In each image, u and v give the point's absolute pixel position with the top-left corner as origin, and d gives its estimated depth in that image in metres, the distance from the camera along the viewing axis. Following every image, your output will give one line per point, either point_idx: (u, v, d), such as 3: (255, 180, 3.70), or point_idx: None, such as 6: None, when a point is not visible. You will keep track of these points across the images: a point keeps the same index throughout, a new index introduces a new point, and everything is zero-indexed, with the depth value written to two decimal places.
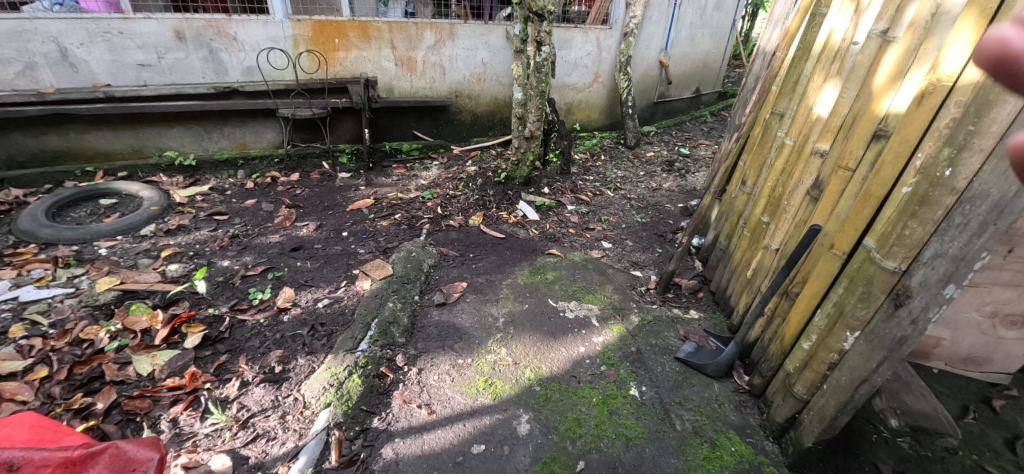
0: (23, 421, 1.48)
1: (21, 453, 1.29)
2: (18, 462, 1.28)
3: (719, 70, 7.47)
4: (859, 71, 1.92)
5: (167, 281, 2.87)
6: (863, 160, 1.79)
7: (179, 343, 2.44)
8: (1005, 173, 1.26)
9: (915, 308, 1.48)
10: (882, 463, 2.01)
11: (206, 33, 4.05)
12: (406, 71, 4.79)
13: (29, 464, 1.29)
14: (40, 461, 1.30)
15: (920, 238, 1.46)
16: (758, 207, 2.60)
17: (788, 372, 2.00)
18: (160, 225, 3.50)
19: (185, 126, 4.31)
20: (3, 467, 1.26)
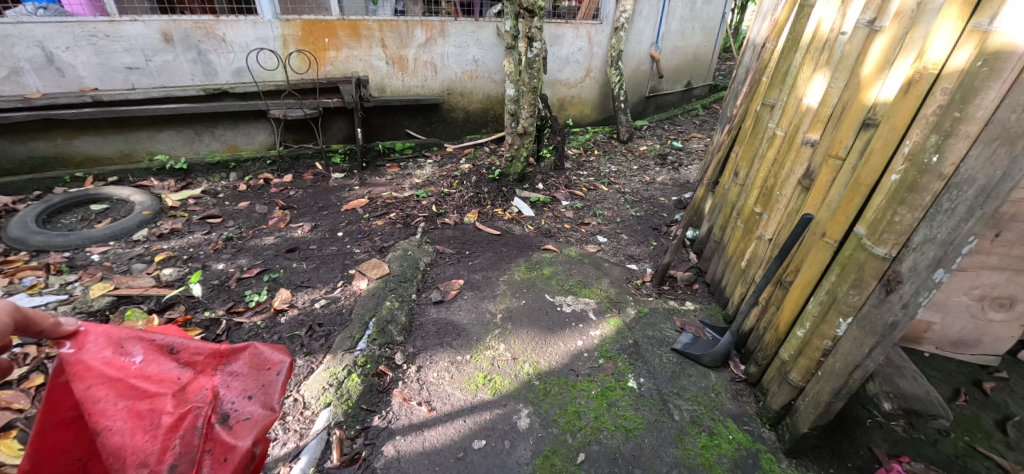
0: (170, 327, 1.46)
1: (182, 339, 1.36)
2: (179, 347, 1.35)
3: (710, 63, 7.51)
4: (847, 61, 1.94)
5: (162, 286, 2.86)
6: (853, 149, 1.81)
7: None
8: (991, 157, 1.29)
9: (905, 293, 1.50)
10: (877, 447, 2.05)
11: (194, 35, 4.01)
12: (397, 69, 4.77)
13: (187, 349, 1.35)
14: (195, 349, 1.36)
15: (910, 224, 1.48)
16: (751, 198, 2.63)
17: (782, 360, 2.03)
18: (153, 229, 3.48)
19: (176, 129, 4.28)
20: (166, 349, 1.33)
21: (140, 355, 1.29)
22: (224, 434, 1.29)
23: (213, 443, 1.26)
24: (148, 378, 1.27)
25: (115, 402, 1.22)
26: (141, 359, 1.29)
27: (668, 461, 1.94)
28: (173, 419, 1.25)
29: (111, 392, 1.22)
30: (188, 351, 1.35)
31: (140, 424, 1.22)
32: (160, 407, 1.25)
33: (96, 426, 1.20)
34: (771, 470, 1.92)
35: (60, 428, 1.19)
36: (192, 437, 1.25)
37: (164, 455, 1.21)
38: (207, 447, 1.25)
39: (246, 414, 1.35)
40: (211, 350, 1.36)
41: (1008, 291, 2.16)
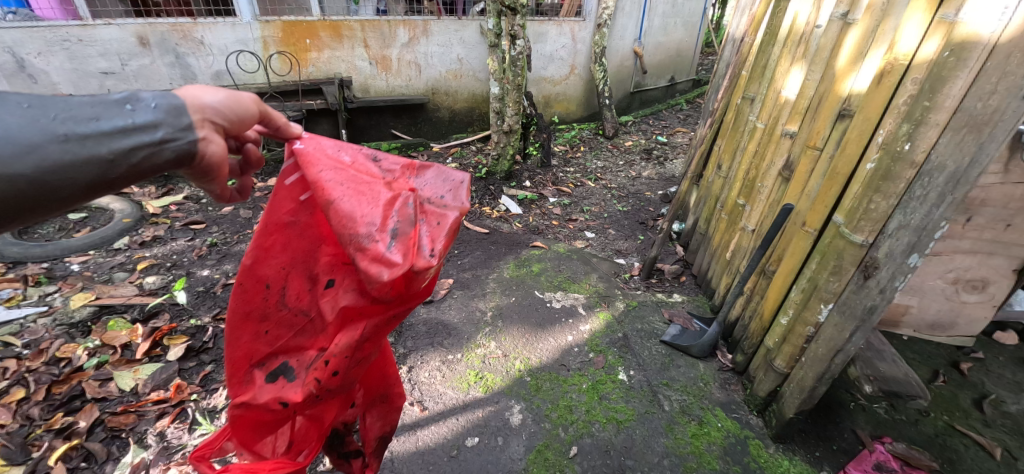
0: None
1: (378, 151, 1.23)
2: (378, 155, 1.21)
3: (693, 58, 7.58)
4: (823, 54, 1.99)
5: (145, 294, 2.81)
6: (830, 140, 1.85)
7: (162, 356, 2.40)
8: (959, 144, 1.33)
9: (882, 278, 1.55)
10: (860, 429, 2.11)
11: (171, 38, 3.95)
12: (381, 69, 4.74)
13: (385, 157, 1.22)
14: (394, 155, 1.22)
15: (885, 211, 1.53)
16: (734, 190, 2.67)
17: (768, 348, 2.07)
18: (134, 237, 3.42)
19: None
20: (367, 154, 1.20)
21: (347, 154, 1.14)
22: (437, 212, 1.09)
23: (426, 220, 1.08)
24: (362, 165, 1.13)
25: (328, 174, 1.07)
26: (352, 153, 1.14)
27: (659, 451, 1.98)
28: (388, 194, 1.08)
29: (335, 168, 1.08)
30: (388, 159, 1.18)
31: (362, 191, 1.06)
32: (372, 187, 1.08)
33: (324, 196, 1.05)
34: (759, 456, 1.97)
35: (278, 227, 1.13)
36: (405, 208, 1.06)
37: (384, 220, 1.03)
38: (420, 222, 1.06)
39: (455, 198, 1.13)
40: (407, 159, 1.18)
41: (980, 274, 2.20)
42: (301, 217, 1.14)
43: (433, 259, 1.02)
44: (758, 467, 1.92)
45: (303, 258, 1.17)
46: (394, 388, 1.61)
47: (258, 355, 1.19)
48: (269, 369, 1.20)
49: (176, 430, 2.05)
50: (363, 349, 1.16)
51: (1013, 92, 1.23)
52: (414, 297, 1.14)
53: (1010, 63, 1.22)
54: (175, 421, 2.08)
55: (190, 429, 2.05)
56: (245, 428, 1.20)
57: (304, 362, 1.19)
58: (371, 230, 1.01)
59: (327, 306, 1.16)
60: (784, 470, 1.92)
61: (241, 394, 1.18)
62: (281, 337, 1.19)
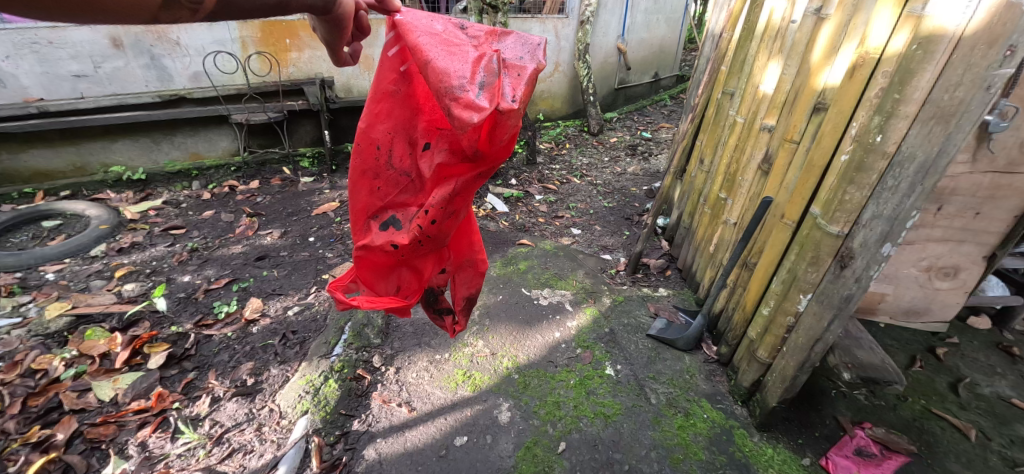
0: None
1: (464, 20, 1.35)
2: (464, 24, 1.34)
3: (676, 54, 7.64)
4: (798, 48, 2.02)
5: (124, 302, 2.75)
6: (806, 133, 1.88)
7: (142, 365, 2.35)
8: (928, 135, 1.36)
9: (858, 268, 1.59)
10: (841, 416, 2.16)
11: (145, 39, 3.86)
12: (363, 69, 4.69)
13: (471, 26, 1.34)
14: (478, 25, 1.33)
15: (859, 202, 1.56)
16: (716, 184, 2.71)
17: (750, 339, 2.11)
18: (111, 244, 3.34)
19: (131, 138, 4.11)
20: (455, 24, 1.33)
21: (439, 23, 1.31)
22: (516, 66, 1.23)
23: (508, 73, 1.22)
24: (451, 31, 1.29)
25: (424, 39, 1.24)
26: (442, 23, 1.32)
27: (647, 444, 2.00)
28: (474, 54, 1.23)
29: (430, 38, 1.25)
30: (473, 26, 1.32)
31: (453, 52, 1.23)
32: (461, 48, 1.24)
33: (421, 57, 1.22)
34: (744, 445, 2.00)
35: (385, 96, 1.38)
36: (490, 64, 1.21)
37: (472, 75, 1.18)
38: (502, 75, 1.21)
39: (533, 55, 1.25)
40: (490, 25, 1.31)
41: (952, 261, 2.25)
42: (402, 87, 1.39)
43: (514, 104, 1.17)
44: (743, 456, 1.96)
45: (405, 124, 1.43)
46: (478, 254, 1.78)
47: (374, 207, 1.49)
48: (382, 218, 1.51)
49: (159, 440, 2.01)
50: (454, 199, 1.41)
51: (978, 83, 1.26)
52: (496, 154, 1.33)
53: (974, 55, 1.25)
54: (156, 431, 2.05)
55: (172, 438, 2.02)
56: (369, 262, 1.56)
57: (409, 213, 1.48)
58: (462, 82, 1.17)
59: (424, 165, 1.42)
60: (768, 458, 1.95)
61: (365, 235, 1.51)
62: (390, 192, 1.48)
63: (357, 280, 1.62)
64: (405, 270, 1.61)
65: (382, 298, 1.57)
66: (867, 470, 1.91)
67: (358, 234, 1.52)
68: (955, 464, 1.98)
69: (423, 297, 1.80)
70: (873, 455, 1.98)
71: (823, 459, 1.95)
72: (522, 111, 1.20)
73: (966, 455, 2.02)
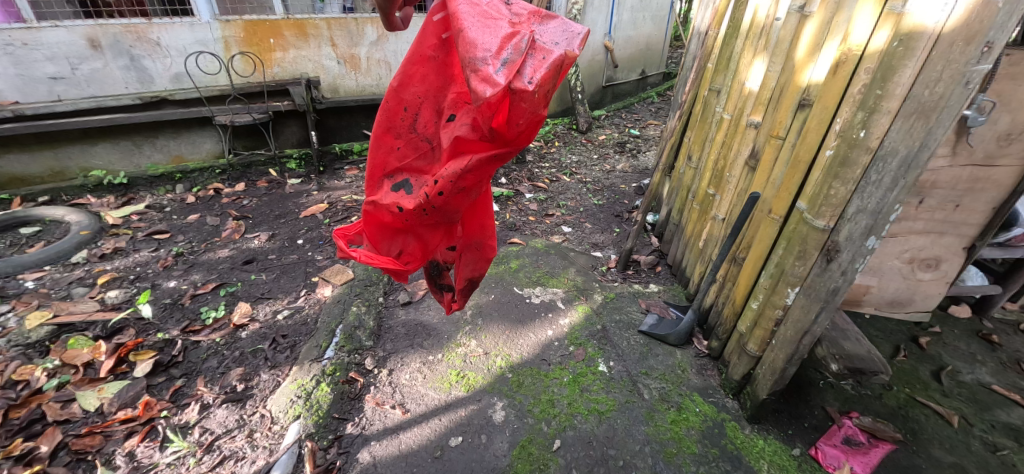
0: None
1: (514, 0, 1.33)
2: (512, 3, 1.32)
3: (662, 52, 7.69)
4: (783, 45, 2.05)
5: (107, 309, 2.69)
6: (791, 129, 1.91)
7: (128, 373, 2.31)
8: (909, 130, 1.39)
9: (843, 261, 1.62)
10: (829, 406, 2.20)
11: (124, 40, 3.77)
12: (349, 68, 4.64)
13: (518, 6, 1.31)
14: (523, 6, 1.30)
15: (844, 197, 1.59)
16: (705, 180, 2.73)
17: (740, 333, 2.14)
18: (93, 250, 3.27)
19: (112, 142, 4.02)
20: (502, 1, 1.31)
21: None
22: (545, 50, 1.18)
23: (534, 55, 1.17)
24: (495, 6, 1.27)
25: (464, 7, 1.23)
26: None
27: (641, 439, 2.02)
28: (508, 31, 1.20)
29: (469, 7, 1.24)
30: (518, 5, 1.29)
31: (488, 25, 1.21)
32: (497, 24, 1.22)
33: (456, 26, 1.22)
34: (736, 437, 2.03)
35: (421, 60, 1.38)
36: (520, 43, 1.18)
37: (499, 50, 1.16)
38: (528, 56, 1.16)
39: (568, 44, 1.20)
40: (535, 7, 1.28)
41: (934, 253, 2.30)
42: (441, 54, 1.37)
43: (529, 86, 1.13)
44: (735, 448, 1.98)
45: (436, 92, 1.40)
46: (488, 240, 1.69)
47: (390, 167, 1.48)
48: (396, 180, 1.48)
49: (147, 449, 1.98)
50: (466, 178, 1.34)
51: (957, 79, 1.29)
52: (516, 138, 1.26)
53: (953, 51, 1.28)
54: (144, 440, 2.02)
55: (161, 447, 1.99)
56: (377, 220, 1.56)
57: (421, 181, 1.44)
58: (486, 55, 1.15)
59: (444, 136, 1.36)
60: (760, 449, 1.99)
61: (377, 192, 1.51)
62: (408, 156, 1.46)
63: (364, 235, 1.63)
64: (411, 237, 1.59)
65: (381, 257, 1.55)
66: (855, 458, 1.95)
67: (372, 188, 1.53)
68: (939, 450, 2.03)
69: (426, 268, 1.76)
70: (861, 444, 2.02)
71: (812, 449, 1.99)
72: (539, 96, 1.15)
73: (950, 441, 2.08)
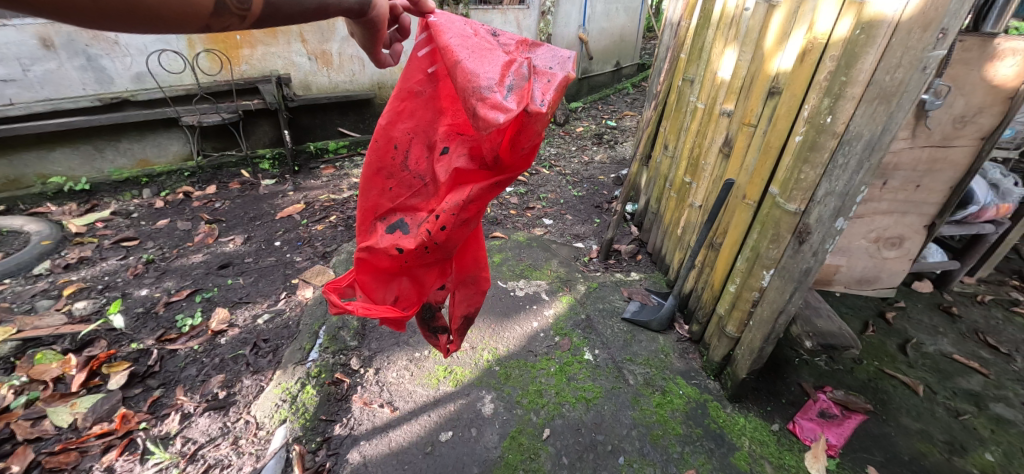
0: None
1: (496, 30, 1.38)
2: (496, 32, 1.36)
3: (636, 43, 7.75)
4: (752, 35, 2.10)
5: (76, 322, 2.59)
6: (762, 116, 1.96)
7: (102, 386, 2.23)
8: (872, 114, 1.45)
9: (814, 242, 1.68)
10: (805, 382, 2.29)
11: (80, 39, 3.61)
12: (321, 65, 4.54)
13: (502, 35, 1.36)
14: (509, 34, 1.35)
15: (814, 180, 1.66)
16: (681, 169, 2.79)
17: (719, 315, 2.21)
18: (56, 260, 3.13)
19: (71, 146, 3.85)
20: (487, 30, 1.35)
21: (471, 28, 1.32)
22: (546, 73, 1.25)
23: (537, 79, 1.24)
24: (483, 36, 1.29)
25: (455, 39, 1.25)
26: (475, 27, 1.32)
27: (627, 423, 2.06)
28: (504, 59, 1.25)
29: (461, 38, 1.26)
30: (505, 34, 1.34)
31: (483, 55, 1.24)
32: (492, 53, 1.26)
33: (451, 57, 1.23)
34: (718, 416, 2.10)
35: (409, 95, 1.39)
36: (520, 70, 1.24)
37: (501, 77, 1.21)
38: (532, 80, 1.23)
39: (564, 66, 1.27)
40: (521, 34, 1.34)
41: (898, 231, 2.41)
42: (429, 88, 1.39)
43: (541, 107, 1.19)
44: (718, 427, 2.05)
45: (426, 126, 1.41)
46: (482, 272, 1.73)
47: (383, 208, 1.46)
48: (390, 221, 1.46)
49: (126, 463, 1.93)
50: (468, 208, 1.35)
51: (916, 65, 1.35)
52: (516, 160, 1.31)
53: (911, 38, 1.34)
54: (123, 454, 1.96)
55: (142, 459, 1.94)
56: (373, 265, 1.53)
57: (418, 219, 1.43)
58: (491, 84, 1.19)
59: (440, 169, 1.37)
60: (741, 427, 2.06)
61: (371, 236, 1.48)
62: (401, 195, 1.45)
63: (356, 284, 1.58)
64: (406, 280, 1.58)
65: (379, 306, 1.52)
66: (830, 430, 2.05)
67: (364, 233, 1.50)
68: (906, 418, 2.15)
69: (419, 313, 1.76)
70: (835, 416, 2.12)
71: (790, 424, 2.08)
72: (548, 117, 1.21)
73: (916, 409, 2.19)
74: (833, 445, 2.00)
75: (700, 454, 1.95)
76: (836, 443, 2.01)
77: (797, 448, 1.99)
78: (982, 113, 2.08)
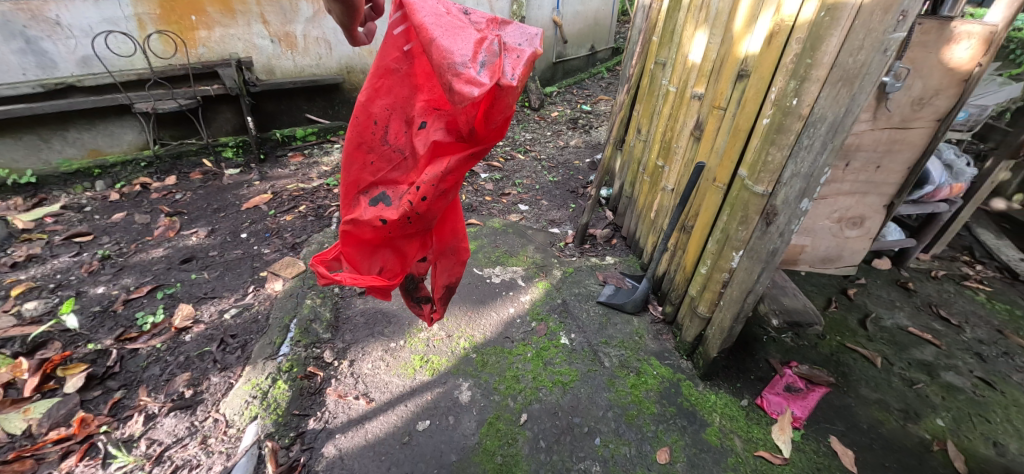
0: None
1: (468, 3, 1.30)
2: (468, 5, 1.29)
3: (611, 27, 7.70)
4: (722, 17, 2.10)
5: (27, 323, 2.45)
6: (732, 99, 1.98)
7: (58, 390, 2.12)
8: (836, 97, 1.48)
9: (781, 223, 1.72)
10: (772, 358, 2.38)
11: (16, 19, 3.33)
12: (285, 48, 4.35)
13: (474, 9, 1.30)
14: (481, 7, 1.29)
15: (780, 162, 1.68)
16: (654, 152, 2.81)
17: (691, 296, 2.25)
18: (1, 259, 2.94)
19: (12, 136, 3.59)
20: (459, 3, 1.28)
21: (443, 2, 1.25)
22: (516, 49, 1.22)
23: (508, 55, 1.21)
24: (455, 13, 1.24)
25: (428, 16, 1.19)
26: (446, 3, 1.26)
27: (603, 405, 2.10)
28: (476, 36, 1.20)
29: (434, 14, 1.20)
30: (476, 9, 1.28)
31: (456, 31, 1.19)
32: (464, 29, 1.21)
33: (425, 35, 1.18)
34: (690, 395, 2.15)
35: (386, 72, 1.31)
36: (492, 46, 1.20)
37: (474, 53, 1.17)
38: (503, 55, 1.19)
39: (533, 43, 1.24)
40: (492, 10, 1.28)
41: (861, 211, 2.49)
42: (405, 64, 1.32)
43: (514, 81, 1.16)
44: (690, 405, 2.11)
45: (404, 102, 1.35)
46: (461, 241, 1.73)
47: (365, 182, 1.41)
48: (372, 195, 1.43)
49: (88, 468, 1.85)
50: (448, 179, 1.34)
51: (877, 46, 1.37)
52: (492, 134, 1.29)
53: (873, 20, 1.35)
54: (84, 459, 1.88)
55: (104, 464, 1.86)
56: (356, 238, 1.49)
57: (400, 191, 1.40)
58: (464, 60, 1.15)
59: (419, 143, 1.34)
60: (712, 404, 2.12)
61: (353, 209, 1.44)
62: (382, 169, 1.40)
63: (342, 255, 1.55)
64: (390, 251, 1.55)
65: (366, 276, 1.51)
66: (796, 403, 2.13)
67: (347, 206, 1.45)
68: (865, 388, 2.26)
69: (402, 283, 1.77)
70: (800, 389, 2.20)
71: (758, 399, 2.15)
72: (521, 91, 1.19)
73: (875, 380, 2.30)
74: (798, 417, 2.09)
75: (673, 432, 2.00)
76: (801, 415, 2.09)
77: (765, 421, 2.06)
78: (939, 95, 2.15)
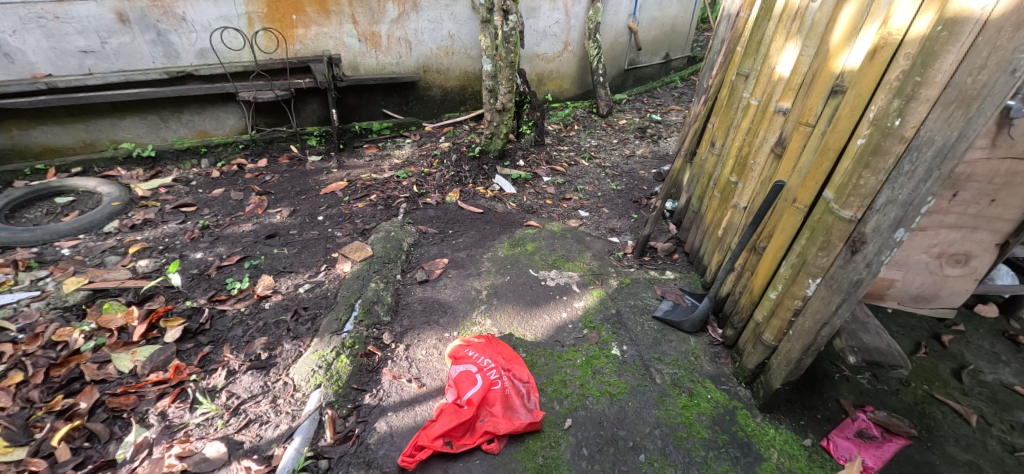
0: (496, 349, 2.29)
1: (516, 371, 2.19)
2: (519, 378, 2.16)
3: (689, 34, 7.41)
4: (817, 29, 1.98)
5: (139, 277, 2.79)
6: (821, 116, 1.86)
7: (159, 338, 2.41)
8: (948, 120, 1.36)
9: (869, 252, 1.59)
10: (844, 398, 2.19)
11: (151, 15, 3.82)
12: (370, 46, 4.62)
13: (517, 376, 2.17)
14: (519, 377, 2.17)
15: (874, 187, 1.56)
16: (727, 167, 2.68)
17: (757, 322, 2.12)
18: (123, 220, 3.38)
19: (140, 116, 4.11)
20: (513, 374, 2.17)
21: (507, 373, 2.15)
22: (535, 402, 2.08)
23: (534, 402, 2.08)
24: (514, 381, 2.14)
25: (507, 385, 2.07)
26: (514, 379, 2.15)
27: (651, 422, 2.04)
28: (521, 392, 2.10)
29: (508, 382, 2.10)
30: (519, 373, 2.19)
31: (513, 393, 2.06)
32: (517, 386, 2.12)
33: (501, 395, 2.03)
34: (747, 425, 2.04)
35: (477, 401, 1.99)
36: (524, 395, 2.09)
37: (524, 405, 2.04)
38: (531, 403, 2.07)
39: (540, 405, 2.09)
40: (527, 376, 2.18)
41: (965, 248, 2.25)
42: (485, 400, 2.01)
43: (538, 417, 2.00)
44: (745, 436, 1.99)
45: (479, 421, 1.96)
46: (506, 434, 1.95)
47: (447, 433, 1.91)
48: (449, 441, 1.91)
49: (177, 410, 2.08)
50: (490, 430, 1.93)
51: (1002, 67, 1.25)
52: (516, 416, 1.99)
53: (1000, 37, 1.24)
54: (175, 401, 2.12)
55: (190, 408, 2.08)
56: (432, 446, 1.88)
57: (465, 434, 1.94)
58: (516, 407, 2.03)
59: (483, 421, 1.96)
60: (770, 438, 1.99)
61: (434, 444, 1.88)
62: (462, 426, 1.93)
63: (421, 444, 1.89)
64: (451, 436, 1.92)
65: (434, 447, 1.88)
66: (867, 451, 1.94)
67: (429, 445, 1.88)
68: (954, 447, 2.02)
69: (466, 440, 1.93)
70: (874, 437, 2.01)
71: (824, 440, 1.99)
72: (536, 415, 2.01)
73: (965, 439, 2.06)
74: (869, 467, 1.90)
75: (724, 461, 1.91)
76: (872, 465, 1.91)
77: (829, 465, 1.91)
78: None
